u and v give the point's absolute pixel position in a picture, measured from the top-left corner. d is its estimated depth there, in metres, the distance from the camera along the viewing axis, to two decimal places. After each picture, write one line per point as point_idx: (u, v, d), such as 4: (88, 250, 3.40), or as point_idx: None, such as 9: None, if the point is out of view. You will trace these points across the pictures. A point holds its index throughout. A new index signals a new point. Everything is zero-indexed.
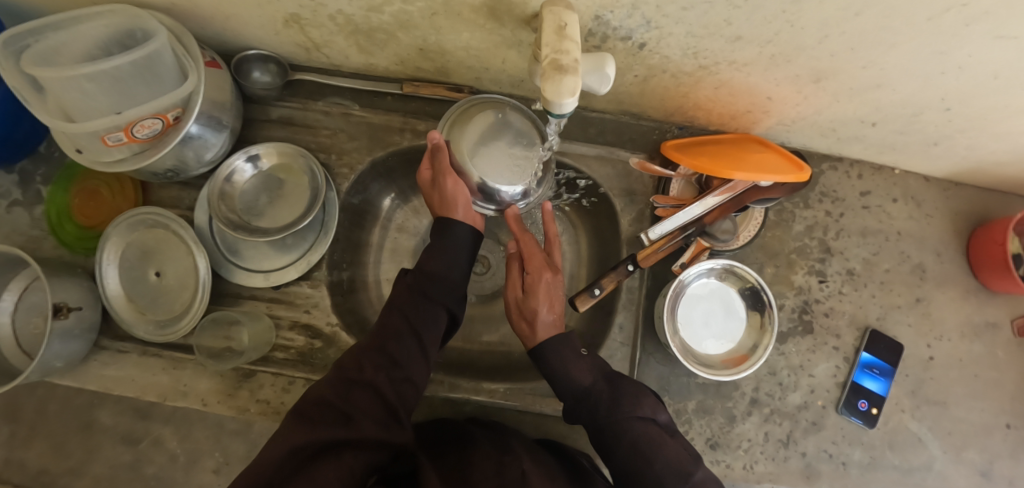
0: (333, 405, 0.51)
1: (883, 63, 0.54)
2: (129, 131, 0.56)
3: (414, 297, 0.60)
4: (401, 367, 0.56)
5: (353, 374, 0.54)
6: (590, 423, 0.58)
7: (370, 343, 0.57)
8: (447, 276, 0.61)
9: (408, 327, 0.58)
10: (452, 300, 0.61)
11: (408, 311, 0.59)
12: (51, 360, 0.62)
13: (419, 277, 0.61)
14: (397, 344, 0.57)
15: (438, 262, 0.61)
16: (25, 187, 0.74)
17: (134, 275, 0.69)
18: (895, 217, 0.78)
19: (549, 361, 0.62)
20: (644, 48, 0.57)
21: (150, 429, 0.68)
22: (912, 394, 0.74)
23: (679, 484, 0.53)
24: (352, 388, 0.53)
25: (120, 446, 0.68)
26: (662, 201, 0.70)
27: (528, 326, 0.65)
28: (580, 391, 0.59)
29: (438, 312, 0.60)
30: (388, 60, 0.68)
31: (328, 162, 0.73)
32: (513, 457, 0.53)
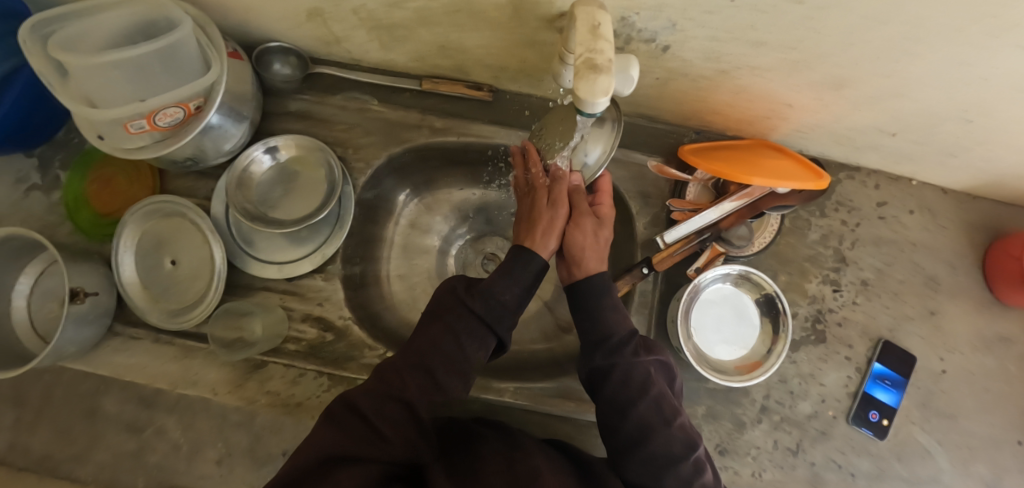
0: (365, 421, 0.49)
1: (905, 73, 0.54)
2: (152, 119, 0.57)
3: (470, 317, 0.55)
4: (442, 391, 0.53)
5: (394, 391, 0.51)
6: (619, 370, 0.55)
7: (416, 359, 0.53)
8: (507, 298, 0.56)
9: (458, 346, 0.54)
10: (505, 329, 0.56)
11: (459, 331, 0.54)
12: (65, 345, 0.62)
13: (483, 302, 0.55)
14: (445, 368, 0.53)
15: (499, 283, 0.56)
16: (43, 172, 0.74)
17: (148, 262, 0.69)
18: (909, 228, 0.77)
19: (592, 300, 0.57)
20: (666, 51, 0.57)
21: (153, 418, 0.65)
22: (922, 406, 0.74)
23: (689, 451, 0.53)
24: (389, 405, 0.51)
25: (122, 434, 0.65)
26: (678, 205, 0.70)
27: (593, 250, 0.58)
28: (618, 340, 0.56)
29: (487, 341, 0.55)
30: (408, 56, 0.68)
31: (345, 157, 0.73)
32: (524, 453, 0.53)
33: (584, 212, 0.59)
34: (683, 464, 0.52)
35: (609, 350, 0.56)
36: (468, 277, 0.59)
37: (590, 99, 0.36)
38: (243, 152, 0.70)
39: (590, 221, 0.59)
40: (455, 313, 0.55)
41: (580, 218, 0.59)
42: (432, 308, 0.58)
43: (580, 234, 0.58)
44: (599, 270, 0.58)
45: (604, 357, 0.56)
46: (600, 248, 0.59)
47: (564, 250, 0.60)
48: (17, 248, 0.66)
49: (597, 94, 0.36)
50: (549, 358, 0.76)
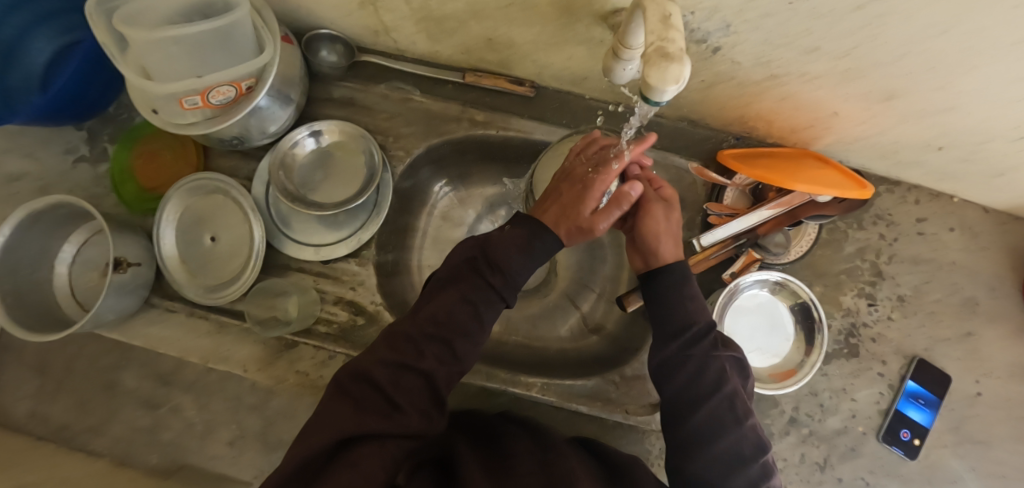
0: (383, 390, 0.51)
1: (960, 86, 0.53)
2: (206, 96, 0.58)
3: (484, 289, 0.56)
4: (457, 359, 0.55)
5: (409, 359, 0.53)
6: (694, 363, 0.55)
7: (432, 330, 0.54)
8: (520, 268, 0.56)
9: (474, 320, 0.55)
10: (513, 297, 0.58)
11: (475, 304, 0.55)
12: (105, 312, 0.64)
13: (498, 277, 0.56)
14: (460, 336, 0.55)
15: (512, 252, 0.56)
16: (92, 144, 0.76)
17: (189, 237, 0.70)
18: (949, 247, 0.76)
19: (678, 290, 0.58)
20: (716, 53, 0.57)
21: (170, 396, 0.72)
22: (955, 430, 0.72)
23: (758, 453, 0.55)
24: (405, 374, 0.52)
25: (140, 410, 0.72)
26: (715, 208, 0.69)
27: (668, 237, 0.60)
28: (692, 333, 0.56)
29: (497, 310, 0.57)
30: (454, 49, 0.69)
31: (385, 145, 0.74)
32: (558, 454, 0.52)
33: (654, 200, 0.61)
34: (751, 464, 0.54)
35: (687, 340, 0.56)
36: (480, 244, 0.59)
37: (660, 86, 0.35)
38: (287, 134, 0.71)
39: (659, 207, 0.61)
40: (469, 284, 0.56)
41: (650, 205, 0.60)
42: (439, 277, 0.59)
43: (651, 220, 0.60)
44: (677, 258, 0.60)
45: (680, 347, 0.56)
46: (675, 236, 0.60)
47: (637, 240, 0.61)
48: (65, 216, 0.68)
49: (667, 82, 0.35)
50: (575, 357, 0.76)
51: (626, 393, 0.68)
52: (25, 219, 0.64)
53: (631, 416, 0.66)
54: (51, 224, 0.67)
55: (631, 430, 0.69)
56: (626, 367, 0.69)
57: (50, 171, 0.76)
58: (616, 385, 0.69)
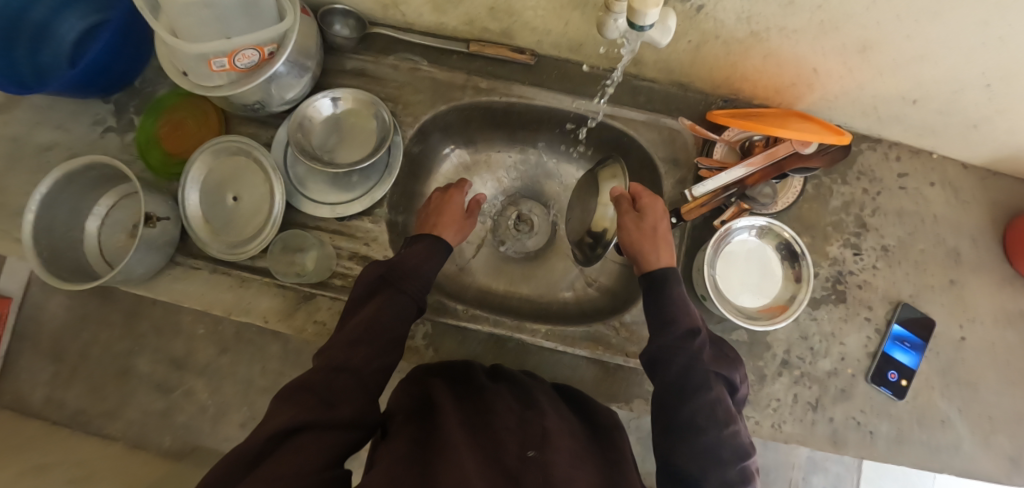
0: (315, 391, 0.53)
1: (925, 33, 0.58)
2: (232, 58, 0.63)
3: (391, 290, 0.64)
4: (383, 355, 0.59)
5: (340, 362, 0.56)
6: (676, 362, 0.60)
7: (357, 334, 0.59)
8: (425, 273, 0.66)
9: (394, 318, 0.62)
10: (422, 296, 0.66)
11: (392, 304, 0.63)
12: (135, 265, 0.68)
13: (406, 278, 0.65)
14: (383, 336, 0.60)
15: (417, 261, 0.67)
16: (118, 116, 0.81)
17: (213, 198, 0.75)
18: (931, 201, 0.80)
19: (668, 291, 0.64)
20: (701, 11, 0.62)
21: (178, 382, 1.09)
22: (943, 373, 0.76)
23: (738, 459, 0.57)
24: (336, 375, 0.55)
25: (149, 392, 1.09)
26: (706, 162, 0.74)
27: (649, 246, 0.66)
28: (677, 334, 0.61)
29: (409, 307, 0.64)
30: (459, 20, 0.74)
31: (396, 111, 0.79)
32: (536, 413, 0.55)
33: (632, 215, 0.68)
34: (730, 470, 0.56)
35: (682, 333, 0.61)
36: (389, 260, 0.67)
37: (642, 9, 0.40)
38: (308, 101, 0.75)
39: (630, 217, 0.67)
40: (384, 294, 0.64)
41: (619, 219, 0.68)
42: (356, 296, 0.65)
43: (626, 233, 0.67)
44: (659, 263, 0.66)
45: (661, 347, 0.61)
46: (655, 239, 0.66)
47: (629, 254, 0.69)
48: (95, 179, 0.73)
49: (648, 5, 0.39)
50: (576, 310, 0.80)
51: (627, 338, 0.72)
52: (61, 178, 0.69)
53: (631, 358, 0.71)
54: (83, 186, 0.72)
55: (631, 373, 0.73)
56: (626, 313, 0.73)
57: (80, 142, 0.81)
58: (617, 331, 0.72)
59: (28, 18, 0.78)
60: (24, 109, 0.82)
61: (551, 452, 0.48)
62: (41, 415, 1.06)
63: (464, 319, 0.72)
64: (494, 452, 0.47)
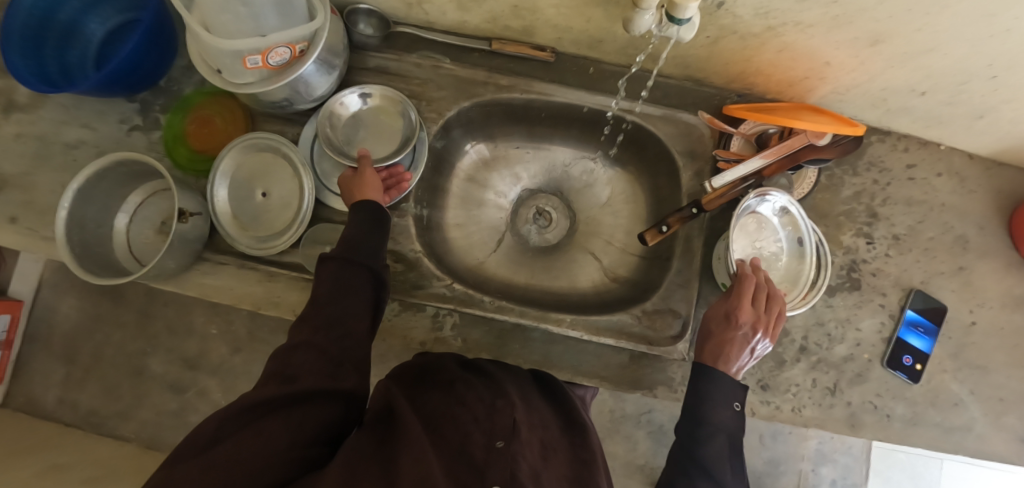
0: (277, 375, 0.49)
1: (936, 26, 0.60)
2: (266, 56, 0.64)
3: (345, 262, 0.60)
4: (341, 327, 0.55)
5: (296, 341, 0.52)
6: (694, 466, 0.58)
7: (308, 311, 0.55)
8: (351, 235, 0.63)
9: (342, 289, 0.58)
10: (371, 258, 0.61)
11: (340, 274, 0.59)
12: (167, 261, 0.70)
13: (353, 246, 0.62)
14: (334, 306, 0.56)
15: (352, 228, 0.63)
16: (144, 114, 0.83)
17: (241, 193, 0.76)
18: (939, 190, 0.83)
19: (708, 387, 0.63)
20: (720, 8, 0.65)
21: (198, 380, 1.12)
22: (954, 357, 0.78)
23: None
24: (294, 352, 0.51)
25: (166, 394, 1.11)
26: (724, 154, 0.76)
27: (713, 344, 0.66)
28: (709, 426, 0.61)
29: (358, 272, 0.60)
30: (481, 18, 0.76)
31: (418, 108, 0.80)
32: (506, 403, 0.51)
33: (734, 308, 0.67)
34: None
35: (704, 434, 0.60)
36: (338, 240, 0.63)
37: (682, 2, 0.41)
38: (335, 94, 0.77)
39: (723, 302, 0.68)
40: (333, 265, 0.59)
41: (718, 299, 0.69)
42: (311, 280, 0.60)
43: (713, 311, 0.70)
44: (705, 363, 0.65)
45: (689, 438, 0.61)
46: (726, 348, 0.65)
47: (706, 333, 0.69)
48: (125, 176, 0.74)
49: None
50: (597, 300, 0.82)
51: (649, 326, 0.74)
52: (92, 175, 0.70)
53: (655, 346, 0.72)
54: (113, 183, 0.73)
55: (655, 360, 0.75)
56: (648, 302, 0.75)
57: (106, 140, 0.82)
58: (639, 319, 0.74)
59: (57, 18, 0.79)
60: (51, 108, 0.83)
61: (519, 443, 0.45)
62: (54, 415, 1.10)
63: (490, 310, 0.74)
64: (459, 442, 0.44)
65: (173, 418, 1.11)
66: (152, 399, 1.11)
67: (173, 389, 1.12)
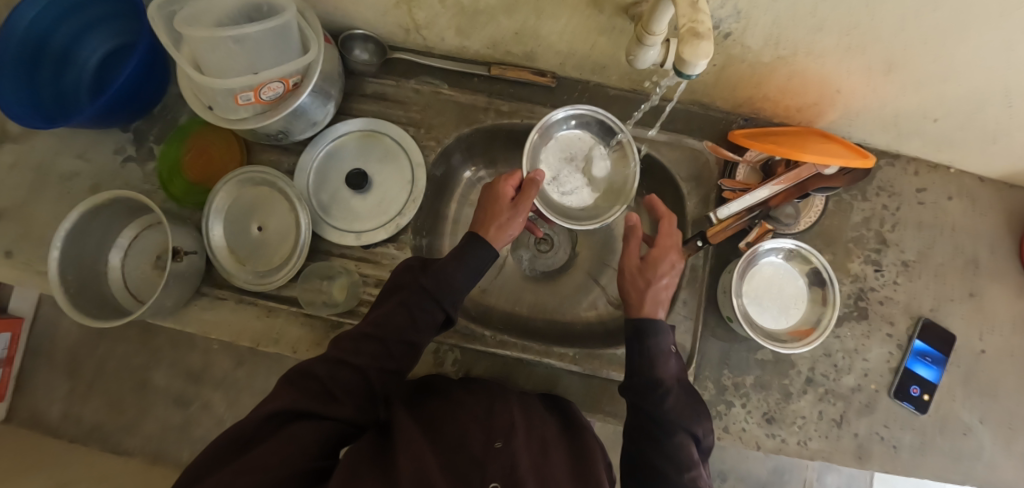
0: (321, 380, 0.58)
1: (953, 58, 0.58)
2: (258, 92, 0.63)
3: (423, 297, 0.64)
4: (393, 359, 0.63)
5: (345, 356, 0.60)
6: (647, 413, 0.62)
7: (369, 330, 0.63)
8: (461, 283, 0.66)
9: (409, 320, 0.63)
10: (451, 304, 0.66)
11: (411, 307, 0.64)
12: (163, 299, 0.69)
13: (435, 280, 0.65)
14: (395, 337, 0.63)
15: (454, 268, 0.66)
16: (138, 145, 0.81)
17: (237, 227, 0.75)
18: (950, 213, 0.81)
19: (650, 345, 0.63)
20: (728, 38, 0.63)
21: (200, 394, 1.11)
22: (963, 384, 0.77)
23: None
24: (340, 368, 0.59)
25: (171, 407, 1.11)
26: (729, 184, 0.74)
27: (636, 297, 0.66)
28: (655, 382, 0.61)
29: (435, 314, 0.65)
30: (481, 43, 0.74)
31: (417, 136, 0.78)
32: (502, 406, 0.53)
33: (631, 260, 0.69)
34: None
35: (650, 390, 0.61)
36: (419, 261, 0.69)
37: (691, 60, 0.39)
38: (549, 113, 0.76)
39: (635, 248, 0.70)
40: (406, 291, 0.65)
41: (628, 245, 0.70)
42: (386, 287, 0.69)
43: (625, 259, 0.69)
44: (636, 315, 0.65)
45: (634, 395, 0.63)
46: (644, 293, 0.66)
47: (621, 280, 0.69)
48: (119, 212, 0.73)
49: (698, 56, 0.39)
50: (601, 328, 0.81)
51: None
52: (86, 213, 0.68)
53: None
54: (107, 219, 0.72)
55: None
56: None
57: (101, 170, 0.80)
58: None
59: (50, 45, 0.77)
60: (44, 137, 0.81)
61: (517, 441, 0.45)
62: (59, 430, 1.09)
63: (493, 345, 0.73)
64: (456, 442, 0.45)
65: (178, 431, 1.10)
66: (157, 413, 1.10)
67: (177, 405, 1.11)
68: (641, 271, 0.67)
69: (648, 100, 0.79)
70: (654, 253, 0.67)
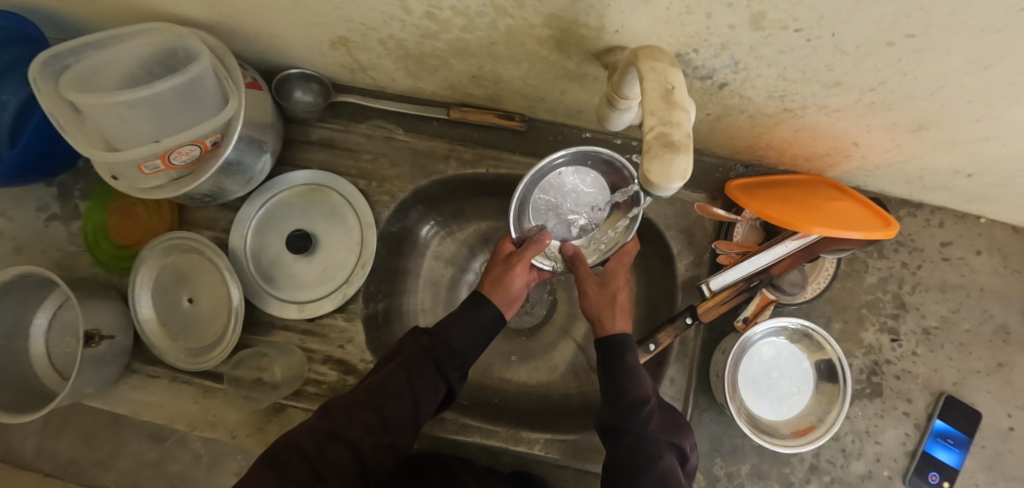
0: (306, 458, 0.49)
1: (1000, 118, 0.47)
2: (167, 158, 0.53)
3: (424, 359, 0.57)
4: (390, 432, 0.54)
5: (337, 428, 0.52)
6: (629, 438, 0.52)
7: (364, 396, 0.54)
8: (460, 344, 0.58)
9: (409, 390, 0.55)
10: (456, 375, 0.58)
11: (413, 374, 0.56)
12: (83, 386, 0.61)
13: (437, 342, 0.58)
14: (393, 406, 0.54)
15: (453, 326, 0.58)
16: (64, 201, 0.73)
17: (167, 299, 0.68)
18: (978, 272, 0.70)
19: (624, 362, 0.56)
20: (724, 88, 0.52)
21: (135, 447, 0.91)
22: (987, 468, 0.66)
23: None
24: (331, 443, 0.50)
25: None
26: (725, 247, 0.64)
27: (608, 309, 0.60)
28: (631, 400, 0.53)
29: (437, 385, 0.57)
30: (436, 85, 0.64)
31: (369, 190, 0.69)
32: None
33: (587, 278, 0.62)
34: None
35: (627, 409, 0.53)
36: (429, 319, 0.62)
37: (664, 184, 0.31)
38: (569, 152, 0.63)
39: (592, 285, 0.61)
40: (408, 354, 0.58)
41: (584, 286, 0.62)
42: (391, 346, 0.60)
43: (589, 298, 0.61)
44: (610, 331, 0.58)
45: (614, 419, 0.54)
46: (615, 306, 0.60)
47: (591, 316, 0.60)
48: (36, 283, 0.64)
49: (673, 179, 0.31)
50: (580, 399, 0.72)
51: None
52: None
53: None
54: (22, 291, 0.64)
55: None
56: None
57: (23, 230, 0.72)
58: None
59: None
60: None
61: None
62: None
63: (453, 431, 0.65)
64: None
65: (153, 471, 0.68)
66: (132, 447, 0.68)
67: (151, 438, 0.69)
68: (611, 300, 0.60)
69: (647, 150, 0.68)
70: (611, 264, 0.64)
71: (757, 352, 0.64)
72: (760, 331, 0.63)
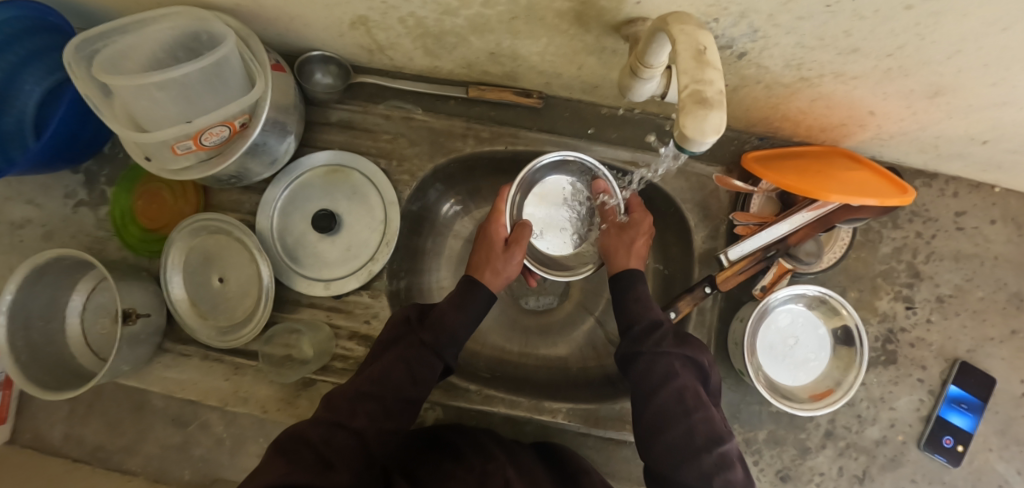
0: (313, 447, 0.49)
1: (1017, 82, 0.47)
2: (197, 139, 0.54)
3: (422, 349, 0.58)
4: (393, 419, 0.55)
5: (343, 418, 0.52)
6: (646, 358, 0.57)
7: (366, 388, 0.55)
8: (462, 332, 0.60)
9: (410, 377, 0.56)
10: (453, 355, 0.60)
11: (412, 362, 0.57)
12: (120, 364, 0.63)
13: (434, 332, 0.59)
14: (395, 396, 0.55)
15: (453, 315, 0.60)
16: (90, 187, 0.75)
17: (197, 279, 0.70)
18: (992, 241, 0.71)
19: (632, 291, 0.63)
20: (742, 57, 0.52)
21: None
22: (1001, 433, 0.68)
23: (714, 445, 0.53)
24: (337, 432, 0.51)
25: None
26: (742, 218, 0.65)
27: (622, 253, 0.66)
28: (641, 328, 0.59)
29: (436, 365, 0.58)
30: (454, 64, 0.65)
31: (388, 169, 0.71)
32: (497, 465, 0.54)
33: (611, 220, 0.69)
34: (705, 456, 0.52)
35: (627, 336, 0.60)
36: (421, 306, 0.63)
37: (698, 138, 0.33)
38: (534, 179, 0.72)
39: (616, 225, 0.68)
40: (406, 343, 0.58)
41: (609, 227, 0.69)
42: (382, 338, 0.61)
43: (611, 238, 0.68)
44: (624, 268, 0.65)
45: (632, 344, 0.59)
46: (629, 249, 0.66)
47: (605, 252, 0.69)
48: (69, 266, 0.66)
49: (706, 132, 0.33)
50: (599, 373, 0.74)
51: None
52: (30, 274, 0.62)
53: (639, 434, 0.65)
54: (56, 275, 0.66)
55: None
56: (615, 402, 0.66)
57: (52, 217, 0.74)
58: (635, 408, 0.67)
59: None
60: None
61: None
62: None
63: (477, 402, 0.67)
64: None
65: (178, 455, 0.70)
66: (157, 432, 0.71)
67: (174, 423, 0.70)
68: (627, 245, 0.66)
69: (664, 124, 0.69)
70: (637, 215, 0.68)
71: (774, 320, 0.66)
72: (783, 297, 0.64)
